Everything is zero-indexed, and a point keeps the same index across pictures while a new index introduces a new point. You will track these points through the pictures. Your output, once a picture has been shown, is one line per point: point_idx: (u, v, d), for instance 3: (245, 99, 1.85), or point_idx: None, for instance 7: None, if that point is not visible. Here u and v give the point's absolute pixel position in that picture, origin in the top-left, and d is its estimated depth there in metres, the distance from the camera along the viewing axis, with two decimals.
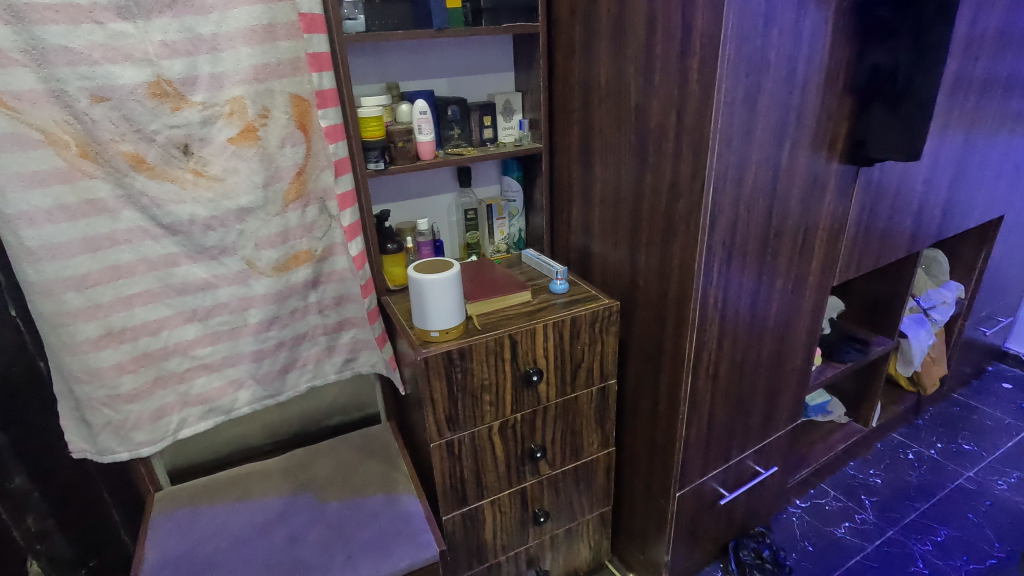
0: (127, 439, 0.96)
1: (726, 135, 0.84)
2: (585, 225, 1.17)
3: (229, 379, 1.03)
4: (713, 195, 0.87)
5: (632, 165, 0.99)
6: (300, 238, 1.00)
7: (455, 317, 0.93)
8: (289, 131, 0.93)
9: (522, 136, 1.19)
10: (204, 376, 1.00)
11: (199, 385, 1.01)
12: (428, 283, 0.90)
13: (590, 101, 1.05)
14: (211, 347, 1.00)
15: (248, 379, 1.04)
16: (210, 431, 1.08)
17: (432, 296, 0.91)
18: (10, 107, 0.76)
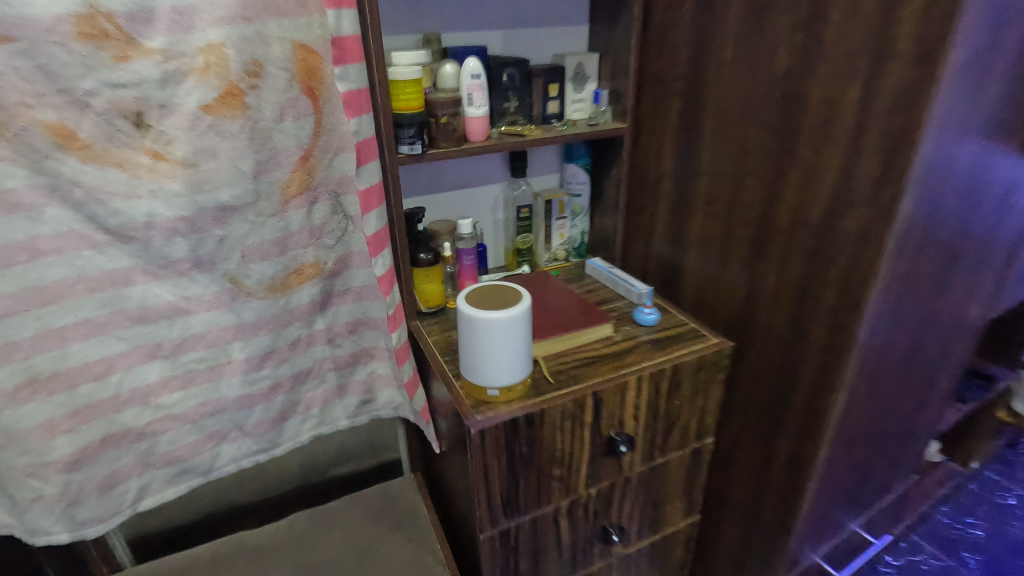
0: (67, 516, 0.70)
1: (946, 123, 0.56)
2: (675, 233, 0.89)
3: (207, 432, 0.76)
4: (911, 211, 0.60)
5: (767, 161, 0.71)
6: (303, 247, 0.73)
7: (524, 370, 0.67)
8: (291, 97, 0.65)
9: (598, 112, 0.89)
10: (173, 430, 0.74)
11: (166, 442, 0.75)
12: (490, 326, 0.63)
13: (703, 68, 0.76)
14: (181, 393, 0.73)
15: (233, 431, 0.78)
16: (182, 495, 0.82)
17: (494, 343, 0.64)
18: None
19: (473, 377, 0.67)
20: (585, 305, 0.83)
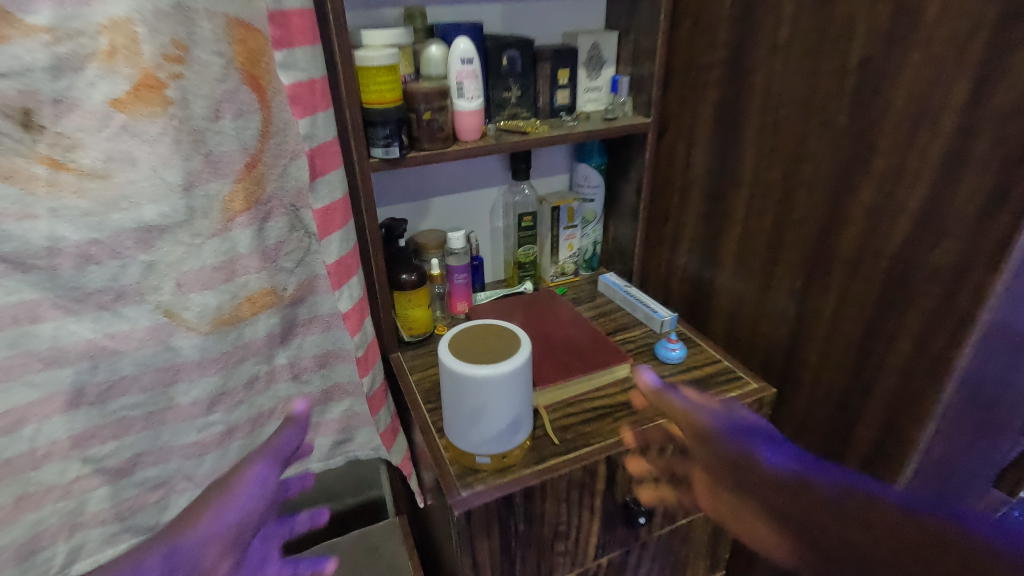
0: None
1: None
2: (705, 249, 0.75)
3: (152, 483, 0.50)
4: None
5: (832, 171, 0.56)
6: (255, 272, 0.51)
7: (521, 433, 0.54)
8: (229, 89, 0.46)
9: (616, 104, 0.75)
10: (103, 488, 0.47)
11: (97, 499, 0.47)
12: (477, 380, 0.50)
13: (748, 52, 0.61)
14: (114, 446, 0.47)
15: (181, 483, 0.52)
16: None
17: (483, 400, 0.51)
18: None
19: (460, 440, 0.54)
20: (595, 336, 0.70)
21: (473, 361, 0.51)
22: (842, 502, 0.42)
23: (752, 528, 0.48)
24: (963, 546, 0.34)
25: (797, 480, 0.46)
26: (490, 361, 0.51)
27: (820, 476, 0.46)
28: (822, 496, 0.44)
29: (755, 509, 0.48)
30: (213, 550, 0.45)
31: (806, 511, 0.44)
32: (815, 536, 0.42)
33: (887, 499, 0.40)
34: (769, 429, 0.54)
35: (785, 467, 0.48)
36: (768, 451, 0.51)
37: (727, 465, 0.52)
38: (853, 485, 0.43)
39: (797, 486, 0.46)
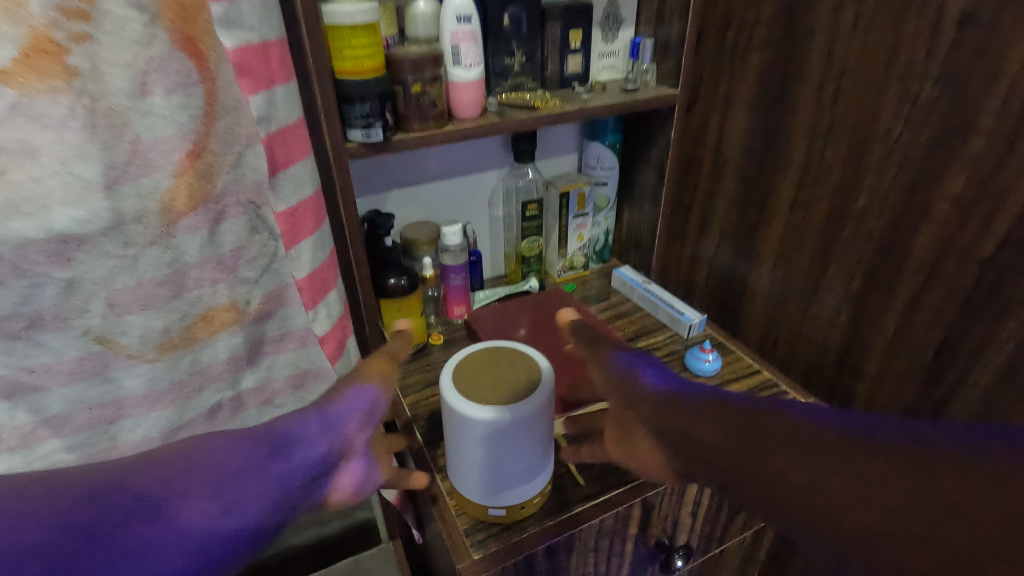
0: None
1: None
2: (739, 241, 0.65)
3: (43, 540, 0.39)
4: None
5: (910, 154, 0.47)
6: (203, 285, 0.41)
7: (545, 475, 0.45)
8: (157, 53, 0.34)
9: (637, 70, 0.64)
10: None
11: None
12: (503, 427, 0.40)
13: (804, 8, 0.51)
14: None
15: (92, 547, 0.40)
16: None
17: (508, 449, 0.42)
18: None
19: (472, 491, 0.45)
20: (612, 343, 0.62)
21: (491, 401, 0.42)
22: (742, 412, 0.35)
23: (644, 458, 0.40)
24: (809, 437, 0.31)
25: (654, 395, 0.40)
26: (510, 398, 0.42)
27: (693, 394, 0.39)
28: (715, 405, 0.36)
29: (641, 432, 0.41)
30: (354, 424, 0.41)
31: (669, 423, 0.38)
32: (702, 447, 0.35)
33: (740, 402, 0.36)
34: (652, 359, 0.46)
35: (667, 388, 0.40)
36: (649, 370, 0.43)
37: (613, 392, 0.43)
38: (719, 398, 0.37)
39: (669, 404, 0.39)
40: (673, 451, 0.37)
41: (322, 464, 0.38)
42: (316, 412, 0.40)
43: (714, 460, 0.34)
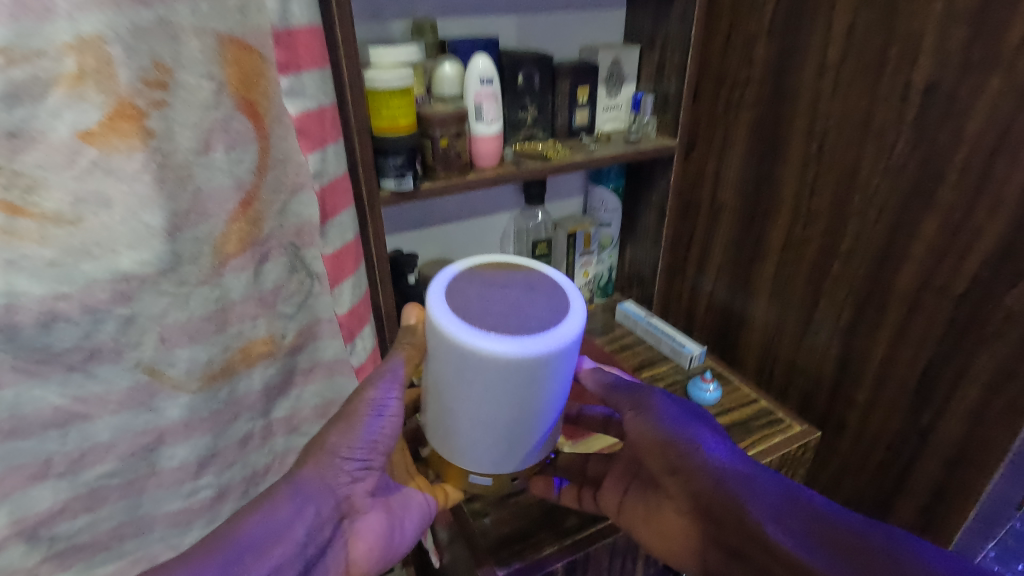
0: None
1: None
2: (736, 277, 0.70)
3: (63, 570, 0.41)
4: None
5: (889, 202, 0.52)
6: (248, 320, 0.46)
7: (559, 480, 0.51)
8: (221, 116, 0.40)
9: (639, 122, 0.69)
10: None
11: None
12: (551, 330, 0.35)
13: (792, 71, 0.57)
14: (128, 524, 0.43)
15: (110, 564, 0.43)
16: None
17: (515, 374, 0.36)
18: None
19: (518, 442, 0.39)
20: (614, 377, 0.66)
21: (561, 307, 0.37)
22: (831, 531, 0.38)
23: (674, 530, 0.46)
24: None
25: (723, 489, 0.41)
26: (544, 296, 0.39)
27: (765, 489, 0.41)
28: (805, 520, 0.39)
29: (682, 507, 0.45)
30: (348, 478, 0.47)
31: (738, 524, 0.40)
32: (766, 553, 0.39)
33: (840, 525, 0.38)
34: (697, 417, 0.47)
35: (741, 474, 0.42)
36: (713, 444, 0.44)
37: (653, 445, 0.45)
38: (798, 498, 0.40)
39: (735, 497, 0.41)
40: (727, 540, 0.41)
41: (325, 537, 0.46)
42: (315, 489, 0.46)
43: (778, 571, 0.38)
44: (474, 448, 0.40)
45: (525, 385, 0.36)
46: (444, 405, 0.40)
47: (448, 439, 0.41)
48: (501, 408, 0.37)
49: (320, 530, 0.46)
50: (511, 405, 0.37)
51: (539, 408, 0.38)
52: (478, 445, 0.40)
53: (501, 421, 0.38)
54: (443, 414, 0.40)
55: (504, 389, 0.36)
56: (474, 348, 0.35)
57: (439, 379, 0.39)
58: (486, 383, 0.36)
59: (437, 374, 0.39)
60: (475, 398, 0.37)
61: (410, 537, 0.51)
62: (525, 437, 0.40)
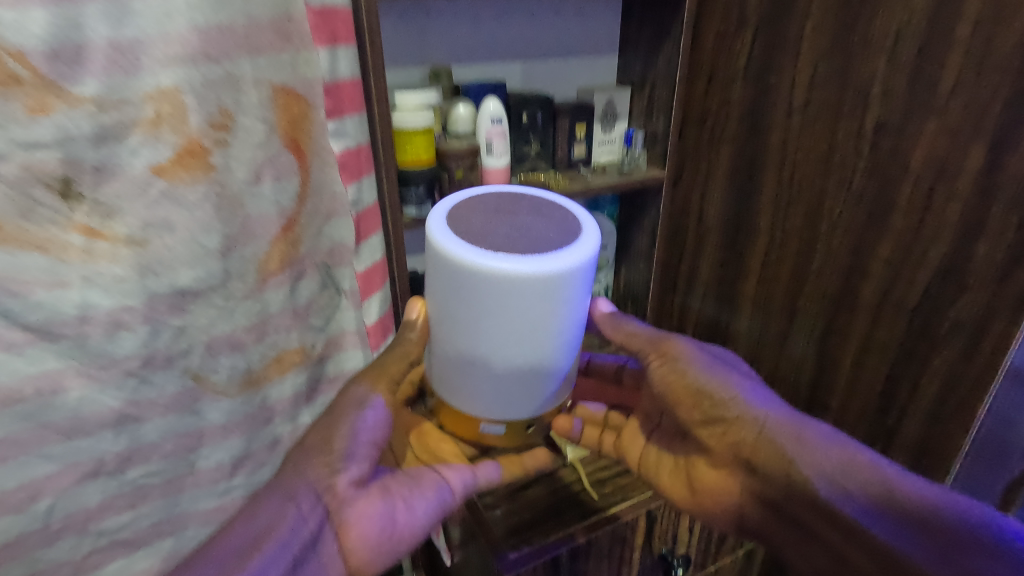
0: None
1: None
2: (721, 294, 0.77)
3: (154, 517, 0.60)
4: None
5: (852, 226, 0.59)
6: (285, 331, 0.60)
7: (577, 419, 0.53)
8: (269, 153, 0.53)
9: (630, 156, 0.77)
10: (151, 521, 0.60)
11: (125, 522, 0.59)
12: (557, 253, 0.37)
13: (765, 112, 0.64)
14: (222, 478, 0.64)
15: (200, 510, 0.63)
16: None
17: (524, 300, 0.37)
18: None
19: (536, 367, 0.40)
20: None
21: (577, 223, 0.40)
22: (880, 478, 0.45)
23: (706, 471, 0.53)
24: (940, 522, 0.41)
25: (776, 432, 0.49)
26: (546, 221, 0.40)
27: (821, 438, 0.48)
28: (854, 467, 0.46)
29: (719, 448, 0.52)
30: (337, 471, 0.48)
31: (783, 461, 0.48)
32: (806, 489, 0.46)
33: (888, 474, 0.45)
34: (749, 374, 0.54)
35: (794, 423, 0.49)
36: (755, 391, 0.52)
37: (696, 392, 0.51)
38: (851, 449, 0.47)
39: (797, 439, 0.48)
40: (774, 477, 0.48)
41: (312, 530, 0.47)
42: (295, 485, 0.47)
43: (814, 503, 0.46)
44: (509, 387, 0.41)
45: (570, 304, 0.39)
46: (473, 352, 0.40)
47: (474, 386, 0.42)
48: (547, 333, 0.39)
49: (303, 523, 0.46)
50: (557, 327, 0.39)
51: (575, 329, 0.41)
52: (514, 382, 0.41)
53: (544, 347, 0.40)
54: (468, 360, 0.41)
55: (554, 310, 0.38)
56: (527, 274, 0.36)
57: (466, 325, 0.39)
58: (539, 309, 0.37)
59: (455, 313, 0.39)
60: (520, 330, 0.38)
61: (414, 522, 0.50)
62: (559, 364, 0.42)
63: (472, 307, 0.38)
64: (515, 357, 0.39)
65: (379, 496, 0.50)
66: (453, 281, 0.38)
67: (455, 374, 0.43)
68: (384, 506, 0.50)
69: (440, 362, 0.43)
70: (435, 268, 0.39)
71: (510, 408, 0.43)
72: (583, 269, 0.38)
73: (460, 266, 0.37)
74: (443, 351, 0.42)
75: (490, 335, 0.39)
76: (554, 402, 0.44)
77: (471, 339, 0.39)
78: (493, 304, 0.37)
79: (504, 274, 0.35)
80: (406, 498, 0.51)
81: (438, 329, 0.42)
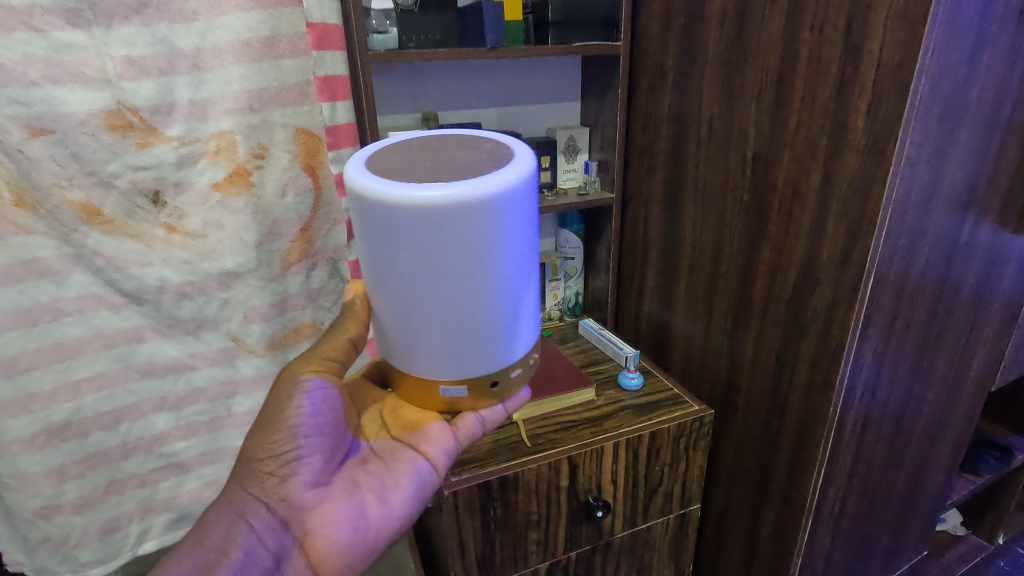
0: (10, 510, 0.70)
1: (925, 202, 0.60)
2: (663, 295, 0.91)
3: (199, 449, 0.80)
4: (894, 283, 0.63)
5: (743, 234, 0.74)
6: (301, 308, 0.80)
7: (524, 386, 0.53)
8: (293, 175, 0.73)
9: (588, 181, 0.94)
10: (195, 451, 0.80)
11: (177, 451, 0.79)
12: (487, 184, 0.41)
13: (683, 145, 0.80)
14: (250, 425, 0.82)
15: (233, 447, 0.82)
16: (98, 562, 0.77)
17: (463, 230, 0.41)
18: (24, 143, 0.59)
19: (484, 298, 0.44)
20: (575, 375, 0.82)
21: (501, 155, 0.46)
22: None
23: None
24: None
25: None
26: (472, 160, 0.45)
27: None
28: None
29: None
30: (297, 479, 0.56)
31: None
32: None
33: None
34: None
35: None
36: None
37: None
38: None
39: None
40: None
41: (272, 545, 0.55)
42: (245, 502, 0.56)
43: None
44: (473, 328, 0.45)
45: (520, 229, 0.44)
46: (427, 291, 0.43)
47: (433, 330, 0.45)
48: (502, 263, 0.44)
49: (262, 541, 0.55)
50: (512, 257, 0.44)
51: (526, 259, 0.46)
52: (480, 321, 0.45)
53: (501, 280, 0.44)
54: (429, 309, 0.44)
55: (505, 235, 0.43)
56: (463, 197, 0.40)
57: (421, 269, 0.43)
58: (491, 233, 0.42)
59: (393, 256, 0.43)
60: (477, 260, 0.42)
61: (382, 514, 0.58)
62: (517, 301, 0.47)
63: (426, 246, 0.42)
64: (477, 292, 0.44)
65: (344, 496, 0.57)
66: (397, 227, 0.41)
67: (419, 330, 0.46)
68: (352, 505, 0.57)
69: (398, 322, 0.46)
70: (377, 221, 0.42)
71: (477, 352, 0.47)
72: (527, 188, 0.43)
73: (389, 201, 0.41)
74: (401, 309, 0.45)
75: (451, 274, 0.43)
76: (520, 348, 0.49)
77: (429, 283, 0.43)
78: (447, 235, 0.41)
79: (453, 201, 0.40)
80: (375, 494, 0.58)
81: (388, 289, 0.45)
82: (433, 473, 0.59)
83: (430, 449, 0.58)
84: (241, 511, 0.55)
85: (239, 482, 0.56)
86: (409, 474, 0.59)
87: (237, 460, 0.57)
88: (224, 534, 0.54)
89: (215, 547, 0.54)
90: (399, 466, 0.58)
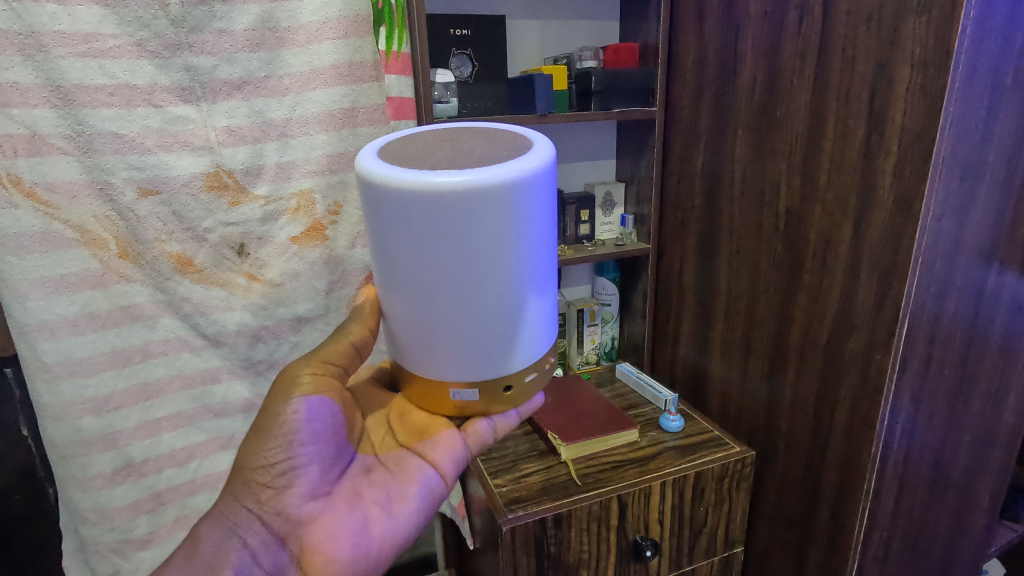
0: (84, 545, 0.74)
1: (952, 254, 0.64)
2: (700, 340, 0.96)
3: None
4: (926, 328, 0.66)
5: (778, 280, 0.79)
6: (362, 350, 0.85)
7: (539, 393, 0.50)
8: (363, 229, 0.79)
9: (625, 233, 1.01)
10: None
11: None
12: (508, 170, 0.39)
13: (717, 200, 0.86)
14: None
15: None
16: None
17: (482, 219, 0.39)
18: (133, 203, 0.66)
19: (502, 293, 0.42)
20: (620, 417, 0.85)
21: (522, 144, 0.43)
22: None
23: None
24: None
25: None
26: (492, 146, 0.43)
27: None
28: None
29: None
30: (289, 491, 0.53)
31: None
32: None
33: None
34: None
35: None
36: None
37: None
38: None
39: None
40: None
41: (263, 562, 0.53)
42: (240, 514, 0.54)
43: None
44: (485, 325, 0.43)
45: (534, 218, 0.41)
46: (442, 283, 0.41)
47: (448, 327, 0.43)
48: (517, 255, 0.41)
49: (256, 560, 0.53)
50: (525, 250, 0.42)
51: (543, 251, 0.43)
52: (499, 319, 0.43)
53: (514, 274, 0.42)
54: (439, 305, 0.42)
55: (517, 223, 0.40)
56: (484, 183, 0.38)
57: (429, 263, 0.40)
58: (501, 222, 0.39)
59: (404, 244, 0.40)
60: (489, 252, 0.40)
61: (381, 530, 0.54)
62: (536, 299, 0.45)
63: (440, 238, 0.39)
64: (490, 287, 0.41)
65: (344, 509, 0.54)
66: (404, 217, 0.39)
67: (433, 327, 0.43)
68: (353, 520, 0.54)
69: (411, 319, 0.44)
70: (388, 209, 0.39)
71: (489, 354, 0.44)
72: (542, 175, 0.41)
73: (401, 186, 0.38)
74: (415, 306, 0.43)
75: (460, 266, 0.40)
76: (538, 347, 0.46)
77: (439, 276, 0.41)
78: (465, 223, 0.39)
79: (464, 188, 0.38)
80: (379, 506, 0.55)
81: (399, 283, 0.43)
82: (440, 483, 0.56)
83: (437, 457, 0.55)
84: (235, 525, 0.54)
85: (232, 495, 0.54)
86: (415, 483, 0.55)
87: (232, 471, 0.55)
88: (214, 549, 0.53)
89: (205, 563, 0.53)
90: (406, 474, 0.56)
